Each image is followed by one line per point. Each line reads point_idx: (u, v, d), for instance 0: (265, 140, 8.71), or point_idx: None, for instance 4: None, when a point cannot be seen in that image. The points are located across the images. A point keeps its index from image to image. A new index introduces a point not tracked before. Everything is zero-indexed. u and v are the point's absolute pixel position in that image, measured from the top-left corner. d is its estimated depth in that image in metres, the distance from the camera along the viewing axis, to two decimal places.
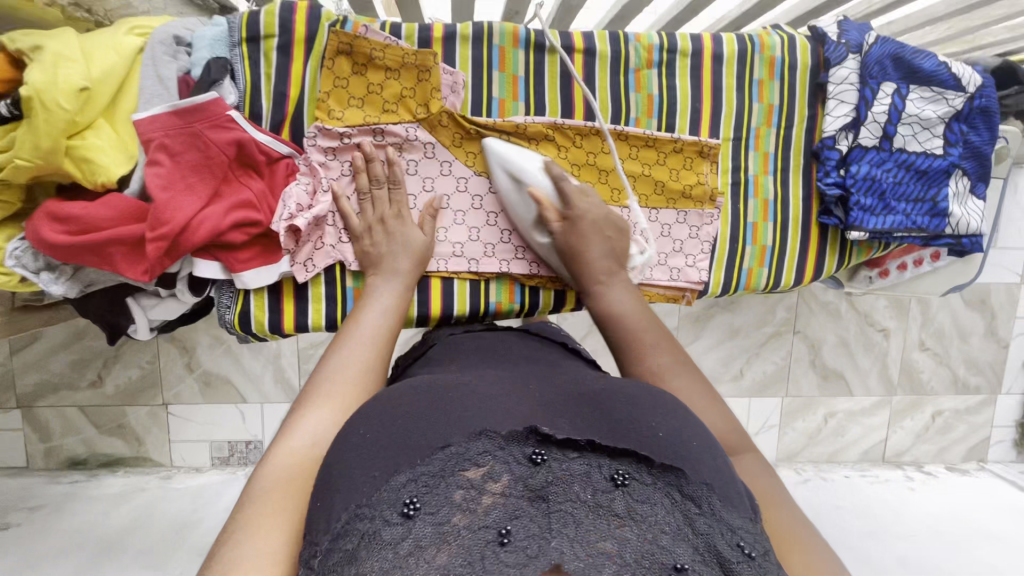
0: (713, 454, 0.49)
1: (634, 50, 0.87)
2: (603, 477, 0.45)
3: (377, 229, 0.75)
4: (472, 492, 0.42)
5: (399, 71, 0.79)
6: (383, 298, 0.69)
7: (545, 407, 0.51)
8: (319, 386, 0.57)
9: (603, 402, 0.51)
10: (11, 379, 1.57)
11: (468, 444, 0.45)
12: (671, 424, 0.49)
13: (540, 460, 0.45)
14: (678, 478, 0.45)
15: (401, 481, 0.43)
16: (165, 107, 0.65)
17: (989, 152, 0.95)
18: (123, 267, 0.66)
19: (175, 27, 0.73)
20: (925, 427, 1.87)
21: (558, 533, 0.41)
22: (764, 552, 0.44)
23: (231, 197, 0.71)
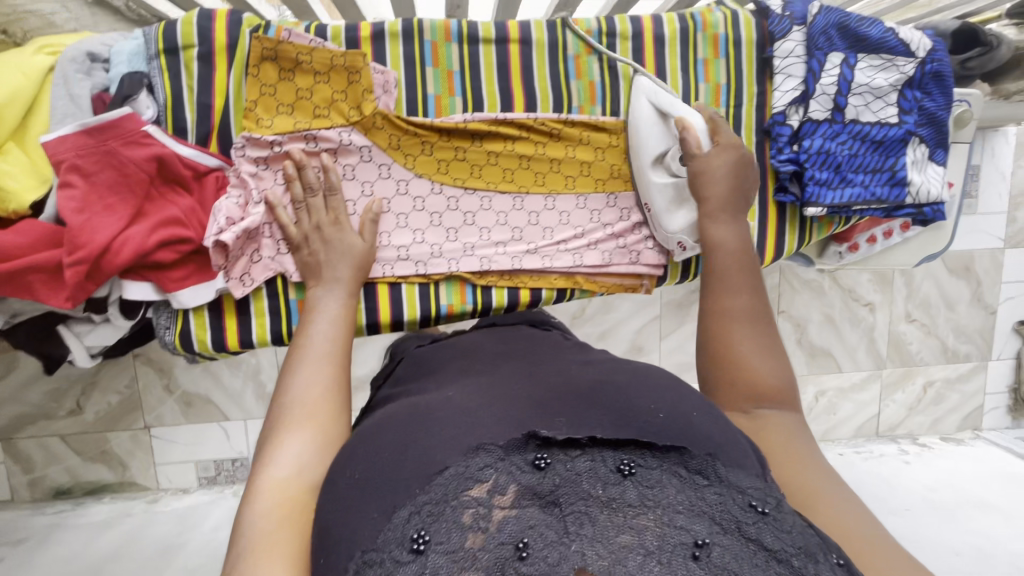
0: (716, 421, 0.47)
1: (572, 36, 0.85)
2: (609, 470, 0.41)
3: (313, 234, 0.72)
4: (481, 511, 0.38)
5: (328, 74, 0.76)
6: (330, 306, 0.64)
7: (536, 404, 0.47)
8: (285, 410, 0.51)
9: (608, 394, 0.49)
10: None
11: (468, 461, 0.41)
12: (671, 402, 0.48)
13: (544, 464, 0.41)
14: (682, 455, 0.43)
15: (405, 516, 0.39)
16: (73, 126, 0.63)
17: (945, 118, 0.94)
18: (44, 295, 0.63)
19: (89, 43, 0.70)
20: (918, 399, 1.85)
21: (576, 535, 0.37)
22: (777, 505, 0.41)
23: (155, 215, 0.68)
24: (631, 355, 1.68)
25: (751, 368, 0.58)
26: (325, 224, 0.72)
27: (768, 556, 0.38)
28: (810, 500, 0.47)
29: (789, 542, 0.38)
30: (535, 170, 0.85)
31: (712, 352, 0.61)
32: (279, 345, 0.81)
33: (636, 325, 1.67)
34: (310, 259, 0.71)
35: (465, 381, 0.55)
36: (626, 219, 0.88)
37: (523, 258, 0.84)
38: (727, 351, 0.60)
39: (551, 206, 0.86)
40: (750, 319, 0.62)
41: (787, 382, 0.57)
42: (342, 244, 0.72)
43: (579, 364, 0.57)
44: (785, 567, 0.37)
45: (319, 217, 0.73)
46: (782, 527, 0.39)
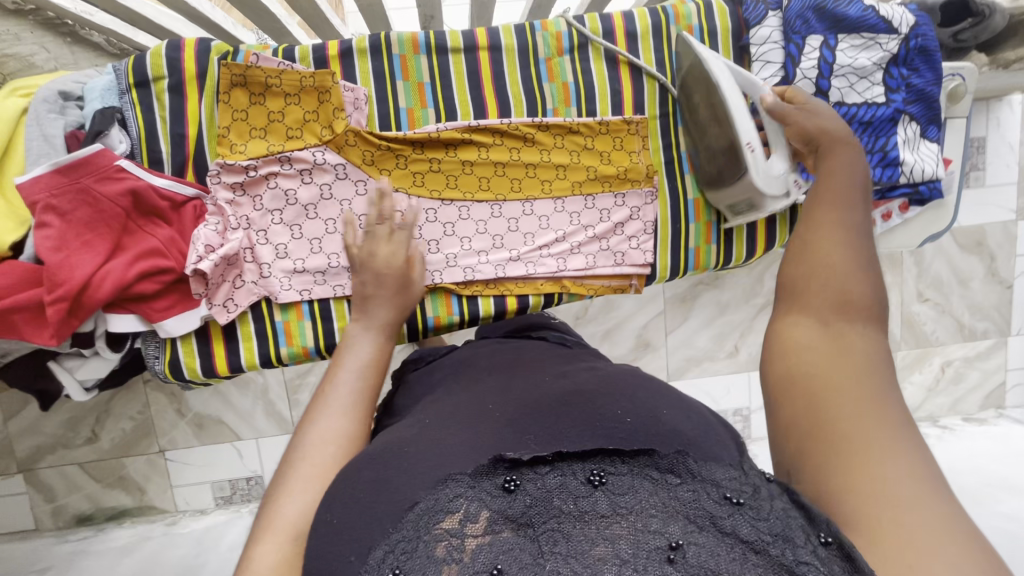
0: (686, 415, 0.46)
1: (542, 39, 0.84)
2: (579, 482, 0.38)
3: (363, 265, 0.68)
4: (454, 542, 0.35)
5: (298, 96, 0.77)
6: (360, 351, 0.57)
7: (508, 426, 0.45)
8: (294, 468, 0.46)
9: (579, 407, 0.46)
10: (9, 445, 1.58)
11: (436, 494, 0.38)
12: (637, 404, 0.46)
13: (514, 486, 0.38)
14: (651, 457, 0.40)
15: (380, 556, 0.36)
16: (45, 166, 0.63)
17: (934, 93, 0.91)
18: (29, 334, 0.64)
19: (62, 82, 0.71)
20: (936, 380, 1.80)
21: (551, 553, 0.35)
22: (753, 493, 0.37)
23: (134, 247, 0.69)
24: (638, 352, 1.67)
25: (843, 277, 0.44)
26: (376, 255, 0.69)
27: (744, 548, 0.34)
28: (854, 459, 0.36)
29: (765, 530, 0.35)
30: (513, 175, 0.84)
31: (798, 256, 0.47)
32: (268, 368, 0.81)
33: (641, 322, 1.65)
34: (361, 290, 0.65)
35: (435, 406, 0.52)
36: (608, 219, 0.87)
37: (506, 265, 0.84)
38: (823, 261, 0.45)
39: (530, 211, 0.85)
40: (860, 233, 0.46)
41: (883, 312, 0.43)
42: (392, 277, 0.66)
43: (557, 376, 0.55)
44: (763, 559, 0.34)
45: (379, 250, 0.69)
46: (758, 515, 0.36)
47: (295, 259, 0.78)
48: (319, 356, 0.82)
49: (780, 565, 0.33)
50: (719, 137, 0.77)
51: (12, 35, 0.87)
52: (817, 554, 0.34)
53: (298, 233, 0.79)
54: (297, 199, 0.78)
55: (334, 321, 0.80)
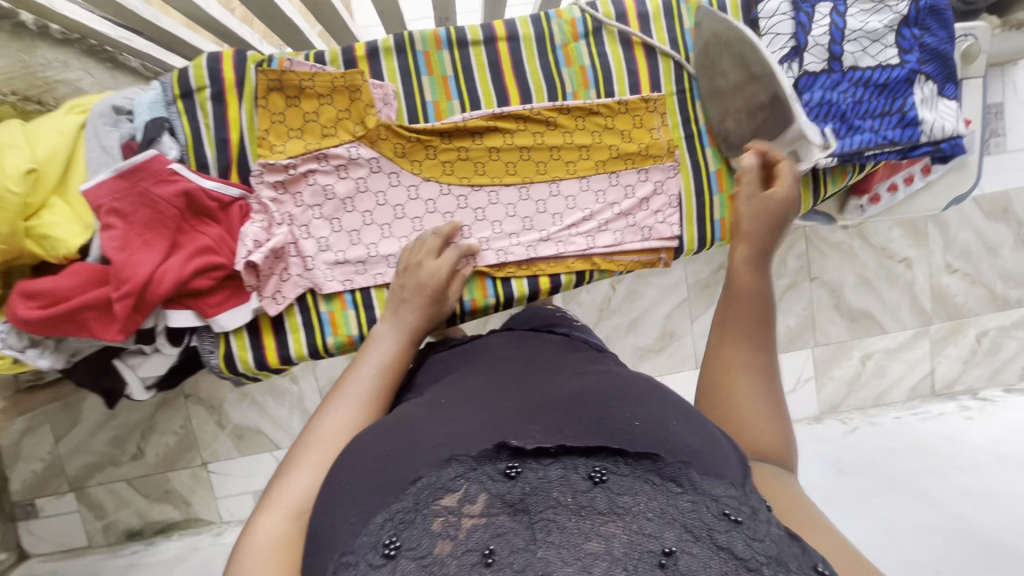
0: (695, 429, 0.48)
1: (557, 26, 0.87)
2: (581, 477, 0.43)
3: (405, 273, 0.74)
4: (451, 519, 0.41)
5: (331, 96, 0.81)
6: (384, 347, 0.65)
7: (519, 416, 0.50)
8: (309, 442, 0.54)
9: (596, 415, 0.50)
10: (60, 464, 1.64)
11: (439, 472, 0.44)
12: (649, 410, 0.50)
13: (514, 473, 0.43)
14: (654, 462, 0.44)
15: (379, 523, 0.42)
16: (108, 172, 0.68)
17: (949, 51, 0.91)
18: (99, 330, 0.69)
19: (114, 98, 0.76)
20: (973, 351, 1.75)
21: (543, 542, 0.39)
22: (750, 514, 0.42)
23: (189, 246, 0.73)
24: (664, 342, 1.67)
25: (752, 420, 0.57)
26: (422, 267, 0.75)
27: (738, 564, 0.38)
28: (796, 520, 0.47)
29: (759, 550, 0.39)
30: (539, 159, 0.87)
31: (710, 398, 0.60)
32: (316, 357, 0.84)
33: (664, 311, 1.66)
34: (399, 293, 0.72)
35: (458, 386, 0.58)
36: (632, 196, 0.89)
37: (538, 246, 0.87)
38: (734, 406, 0.58)
39: (557, 192, 0.88)
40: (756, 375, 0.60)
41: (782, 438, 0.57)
42: (433, 293, 0.72)
43: (575, 376, 0.58)
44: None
45: (424, 268, 0.75)
46: (753, 535, 0.40)
47: (337, 251, 0.82)
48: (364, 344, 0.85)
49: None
50: (756, 94, 0.78)
51: (61, 62, 0.91)
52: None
53: (337, 226, 0.82)
54: (335, 193, 0.82)
55: (375, 309, 0.84)
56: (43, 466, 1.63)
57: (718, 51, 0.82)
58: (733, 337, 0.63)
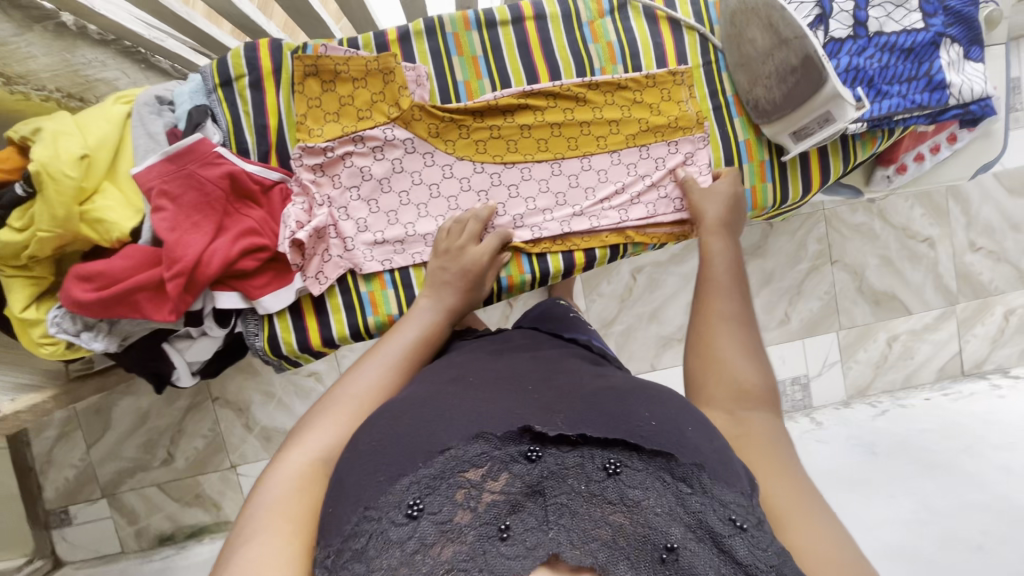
0: (710, 438, 0.46)
1: (582, 4, 0.88)
2: (596, 467, 0.43)
3: (445, 256, 0.75)
4: (473, 491, 0.41)
5: (365, 79, 0.82)
6: (421, 318, 0.67)
7: (541, 405, 0.50)
8: (337, 400, 0.55)
9: (604, 405, 0.49)
10: (92, 471, 1.52)
11: (468, 446, 0.43)
12: (666, 410, 0.47)
13: (536, 456, 0.43)
14: (668, 461, 0.43)
15: (405, 484, 0.41)
16: (157, 156, 0.70)
17: (974, 13, 0.91)
18: (151, 310, 0.70)
19: (156, 89, 0.78)
20: (1001, 331, 1.69)
21: (556, 524, 0.40)
22: (757, 522, 0.41)
23: (234, 228, 0.75)
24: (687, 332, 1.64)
25: (736, 365, 0.58)
26: (465, 252, 0.76)
27: (737, 568, 0.39)
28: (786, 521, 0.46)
29: (762, 559, 0.39)
30: (568, 135, 0.88)
31: (695, 350, 0.61)
32: (357, 338, 0.86)
33: (684, 301, 1.63)
34: (438, 273, 0.74)
35: (489, 370, 0.57)
36: (665, 168, 0.89)
37: (571, 221, 0.87)
38: (717, 354, 0.59)
39: (588, 166, 0.88)
40: (734, 322, 0.62)
41: (768, 384, 0.57)
42: (474, 279, 0.74)
43: (596, 376, 0.58)
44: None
45: (469, 252, 0.76)
46: (758, 544, 0.40)
47: (375, 232, 0.83)
48: None
49: None
50: (789, 56, 0.79)
51: (101, 61, 0.93)
52: None
53: (375, 208, 0.84)
54: (372, 174, 0.83)
55: (414, 289, 0.84)
56: (75, 473, 1.52)
57: (747, 18, 0.82)
58: (712, 295, 0.66)
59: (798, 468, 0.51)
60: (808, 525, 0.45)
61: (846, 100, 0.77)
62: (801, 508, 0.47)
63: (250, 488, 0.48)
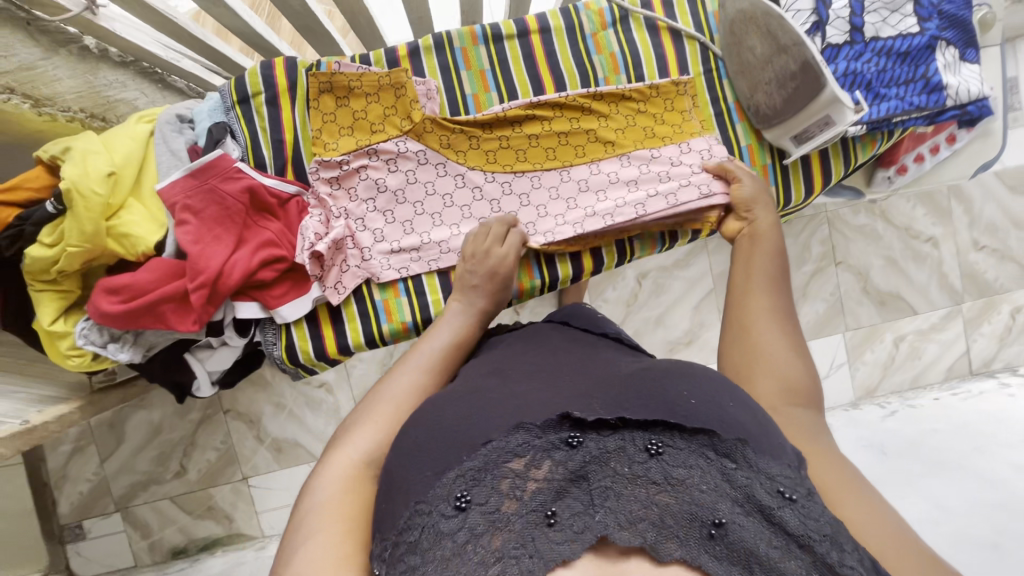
0: (754, 416, 0.47)
1: (586, 17, 0.91)
2: (638, 449, 0.44)
3: (473, 260, 0.75)
4: (518, 480, 0.43)
5: (378, 94, 0.85)
6: (452, 321, 0.68)
7: (583, 391, 0.51)
8: (373, 404, 0.56)
9: (646, 384, 0.49)
10: (106, 485, 1.54)
11: (509, 437, 0.45)
12: (703, 387, 0.48)
13: (576, 442, 0.45)
14: (710, 438, 0.44)
15: (451, 477, 0.43)
16: (180, 172, 0.72)
17: (967, 16, 0.93)
18: (175, 322, 0.73)
19: (176, 108, 0.81)
20: (1008, 330, 1.69)
21: (602, 506, 0.42)
22: (806, 493, 0.43)
23: (254, 240, 0.77)
24: (694, 335, 1.64)
25: (778, 360, 0.59)
26: (490, 255, 0.76)
27: (789, 540, 0.40)
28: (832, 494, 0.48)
29: (814, 529, 0.40)
30: (576, 143, 0.90)
31: (737, 343, 0.62)
32: (372, 346, 0.88)
33: (690, 305, 1.64)
34: (465, 277, 0.74)
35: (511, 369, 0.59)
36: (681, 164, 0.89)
37: (584, 222, 0.88)
38: (758, 348, 0.60)
39: (596, 172, 0.90)
40: (776, 318, 0.63)
41: (811, 379, 0.58)
42: (503, 282, 0.74)
43: (634, 365, 0.57)
44: (806, 552, 0.40)
45: (493, 256, 0.76)
46: (808, 514, 0.41)
47: (391, 241, 0.86)
48: (416, 331, 0.88)
49: (824, 563, 0.39)
50: (787, 63, 0.81)
51: (120, 82, 0.96)
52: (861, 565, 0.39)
53: (390, 218, 0.86)
54: (386, 186, 0.86)
55: (427, 296, 0.87)
56: (89, 487, 1.53)
57: (746, 27, 0.85)
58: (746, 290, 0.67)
59: (837, 453, 0.53)
60: (857, 505, 0.47)
61: (845, 104, 0.78)
62: (843, 489, 0.48)
63: (300, 488, 0.51)
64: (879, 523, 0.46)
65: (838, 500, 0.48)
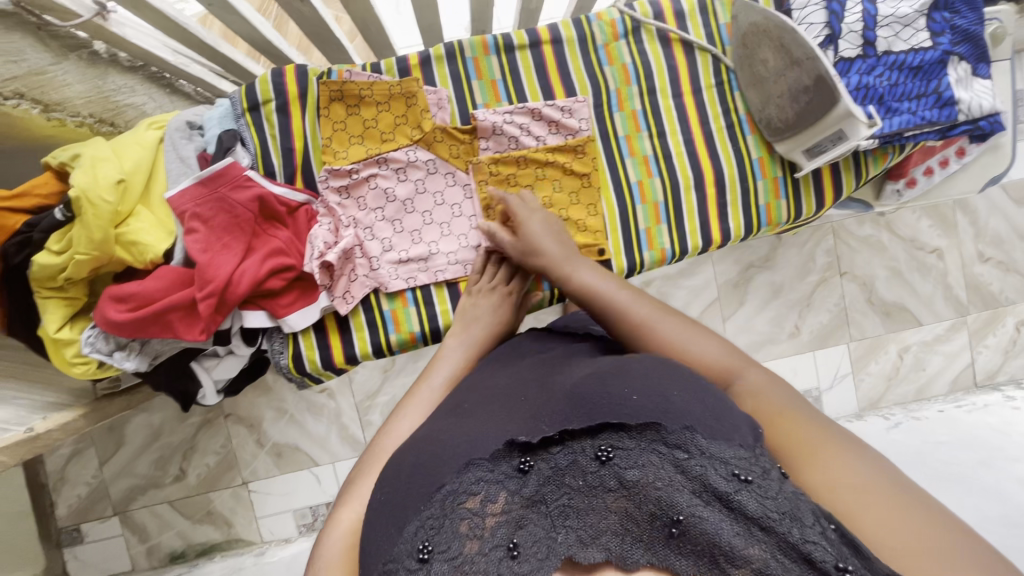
0: (700, 399, 0.44)
1: (598, 28, 0.91)
2: (589, 459, 0.43)
3: (477, 295, 0.78)
4: (476, 520, 0.40)
5: (388, 102, 0.84)
6: (451, 358, 0.66)
7: (526, 416, 0.49)
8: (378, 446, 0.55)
9: (586, 397, 0.46)
10: (104, 488, 1.53)
11: (461, 477, 0.43)
12: (647, 381, 0.45)
13: (528, 467, 0.44)
14: (658, 431, 0.42)
15: (412, 530, 0.41)
16: (191, 180, 0.72)
17: (981, 31, 0.91)
18: (182, 330, 0.72)
19: (186, 115, 0.81)
20: (1013, 342, 1.67)
21: (563, 527, 0.41)
22: (762, 471, 0.39)
23: (262, 248, 0.76)
24: None
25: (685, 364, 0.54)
26: (494, 291, 0.78)
27: (750, 523, 0.37)
28: (805, 456, 0.43)
29: (772, 507, 0.36)
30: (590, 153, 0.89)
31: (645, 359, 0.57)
32: (380, 356, 0.87)
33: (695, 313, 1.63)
34: (471, 309, 0.76)
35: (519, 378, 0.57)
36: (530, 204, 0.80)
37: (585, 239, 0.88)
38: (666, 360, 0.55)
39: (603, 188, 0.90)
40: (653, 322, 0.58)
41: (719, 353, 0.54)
42: (501, 319, 0.75)
43: (588, 364, 0.55)
44: (768, 534, 0.36)
45: (493, 294, 0.77)
46: (765, 493, 0.37)
47: (400, 251, 0.85)
48: (424, 341, 0.87)
49: (789, 543, 0.35)
50: (799, 77, 0.81)
51: (130, 87, 0.96)
52: (828, 535, 0.35)
53: (398, 227, 0.86)
54: (396, 195, 0.85)
55: (436, 306, 0.86)
56: (88, 490, 1.52)
57: (759, 40, 0.85)
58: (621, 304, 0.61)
59: (804, 406, 0.48)
60: (824, 459, 0.42)
61: (858, 118, 0.78)
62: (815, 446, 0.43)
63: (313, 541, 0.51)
64: (856, 480, 0.40)
65: (802, 465, 0.43)
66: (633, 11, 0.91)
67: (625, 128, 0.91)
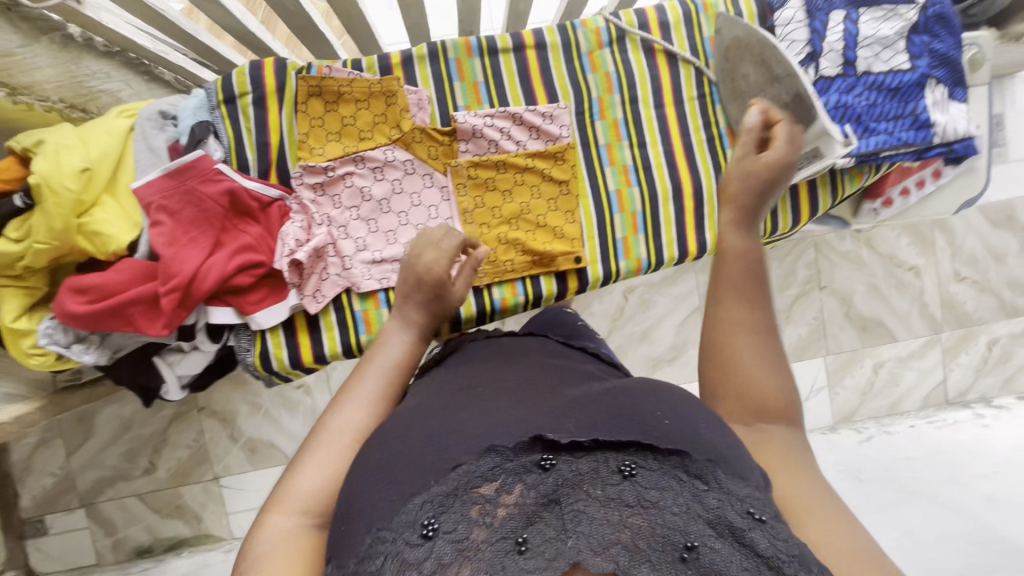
0: (724, 436, 0.43)
1: (583, 35, 0.91)
2: (610, 471, 0.39)
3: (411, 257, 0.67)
4: (487, 506, 0.37)
5: (368, 100, 0.83)
6: (391, 350, 0.59)
7: (556, 411, 0.45)
8: (314, 445, 0.50)
9: (622, 406, 0.44)
10: (71, 480, 1.49)
11: (479, 462, 0.39)
12: (679, 410, 0.44)
13: (549, 465, 0.39)
14: (682, 459, 0.40)
15: (418, 502, 0.38)
16: (158, 171, 0.71)
17: (958, 56, 0.94)
18: (144, 325, 0.70)
19: (159, 104, 0.78)
20: (984, 360, 1.70)
21: (574, 531, 0.35)
22: (773, 514, 0.38)
23: (231, 243, 0.75)
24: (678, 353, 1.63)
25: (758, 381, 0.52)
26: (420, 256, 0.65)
27: (758, 562, 0.35)
28: (803, 512, 0.43)
29: (783, 550, 0.36)
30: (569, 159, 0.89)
31: (711, 355, 0.55)
32: (349, 356, 0.86)
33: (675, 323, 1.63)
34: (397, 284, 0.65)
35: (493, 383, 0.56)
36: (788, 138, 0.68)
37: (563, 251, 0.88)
38: (735, 368, 0.53)
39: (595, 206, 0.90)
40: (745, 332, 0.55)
41: (787, 394, 0.52)
42: (437, 289, 0.63)
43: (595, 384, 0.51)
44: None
45: (422, 257, 0.64)
46: (777, 535, 0.36)
47: (374, 251, 0.84)
48: None
49: None
50: (778, 94, 0.80)
51: (105, 73, 0.93)
52: None
53: (374, 227, 0.85)
54: (371, 195, 0.85)
55: None
56: (53, 482, 1.48)
57: (741, 55, 0.85)
58: (735, 294, 0.57)
59: (812, 467, 0.48)
60: (826, 521, 0.43)
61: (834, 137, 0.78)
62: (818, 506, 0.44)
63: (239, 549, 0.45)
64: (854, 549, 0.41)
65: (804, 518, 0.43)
66: (617, 19, 0.91)
67: (606, 136, 0.91)
